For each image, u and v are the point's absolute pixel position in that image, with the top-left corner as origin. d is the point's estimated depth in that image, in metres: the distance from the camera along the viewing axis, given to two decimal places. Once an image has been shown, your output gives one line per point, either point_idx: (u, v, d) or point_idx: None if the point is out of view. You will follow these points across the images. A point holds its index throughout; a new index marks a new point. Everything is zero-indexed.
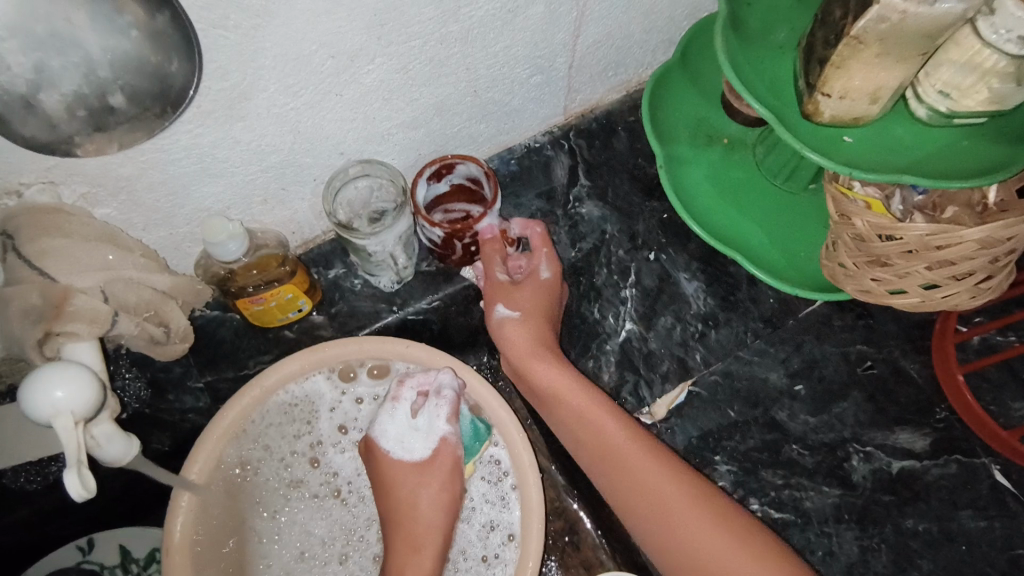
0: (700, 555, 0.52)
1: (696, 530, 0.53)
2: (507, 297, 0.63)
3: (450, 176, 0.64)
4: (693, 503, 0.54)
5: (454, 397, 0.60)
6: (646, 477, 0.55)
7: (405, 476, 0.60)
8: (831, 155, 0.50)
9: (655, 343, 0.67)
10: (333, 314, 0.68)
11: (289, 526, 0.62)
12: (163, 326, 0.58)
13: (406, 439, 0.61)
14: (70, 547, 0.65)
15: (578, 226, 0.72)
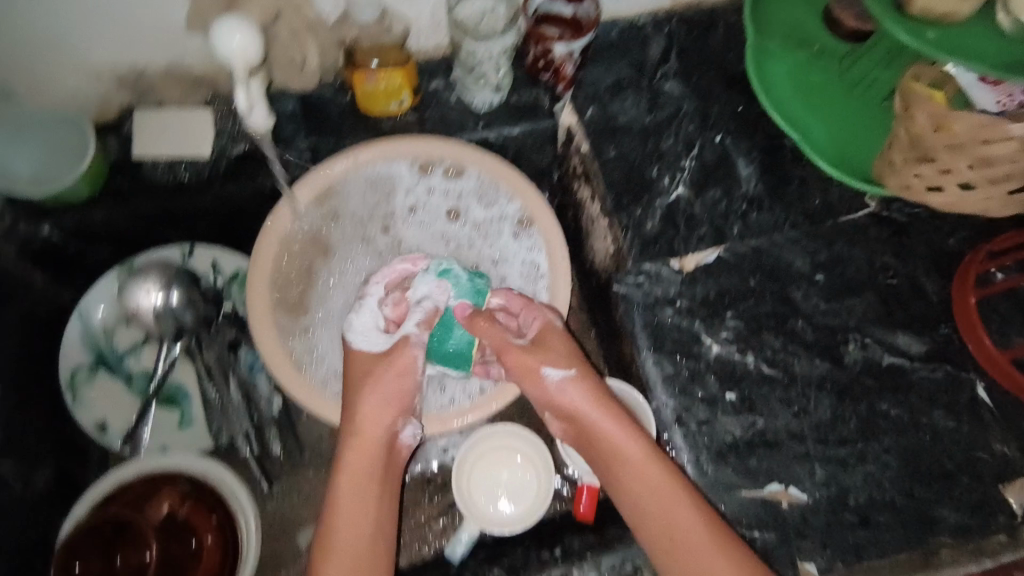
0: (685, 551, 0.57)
1: (649, 471, 0.61)
2: (544, 357, 0.64)
3: (578, 6, 0.73)
4: (650, 462, 0.61)
5: (434, 310, 0.64)
6: (619, 457, 0.63)
7: (372, 431, 0.64)
8: (916, 37, 0.54)
9: (699, 208, 0.73)
10: (425, 116, 0.76)
11: (346, 275, 0.70)
12: (301, 59, 0.70)
13: (370, 332, 0.65)
14: (174, 250, 0.74)
15: (658, 97, 0.79)
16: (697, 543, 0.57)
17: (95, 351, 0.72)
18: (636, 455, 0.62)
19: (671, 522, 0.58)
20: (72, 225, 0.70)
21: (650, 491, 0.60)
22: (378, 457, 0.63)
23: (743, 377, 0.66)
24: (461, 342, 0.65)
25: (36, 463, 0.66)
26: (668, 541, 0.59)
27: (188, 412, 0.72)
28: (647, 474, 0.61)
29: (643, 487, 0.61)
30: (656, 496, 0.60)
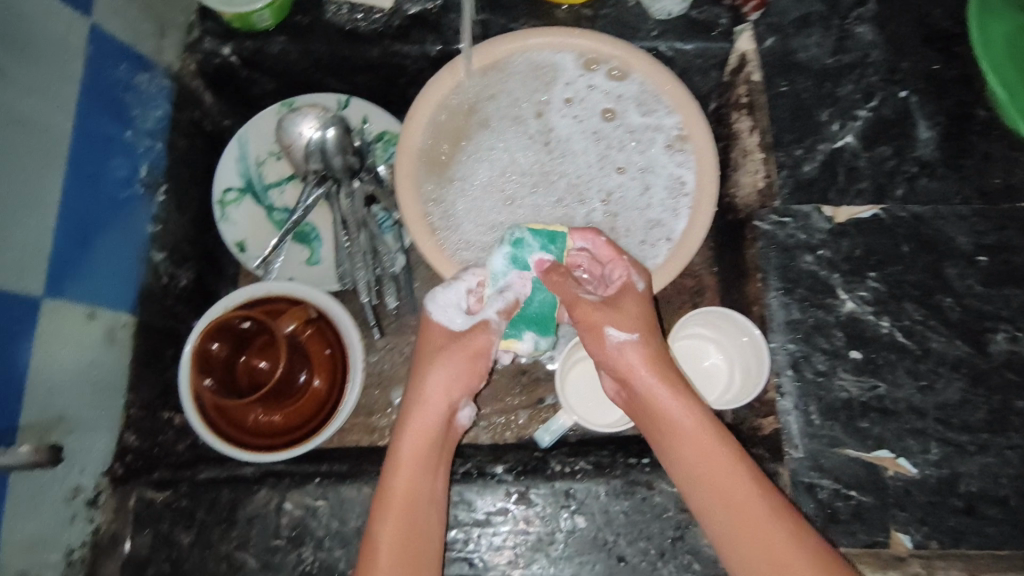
0: (751, 543, 0.52)
1: (715, 470, 0.54)
2: (615, 320, 0.56)
3: None
4: (713, 443, 0.55)
5: (515, 300, 0.57)
6: (686, 444, 0.55)
7: (433, 396, 0.58)
8: None
9: (864, 163, 0.69)
10: (599, 15, 0.76)
11: (493, 151, 0.70)
12: None
13: (451, 309, 0.59)
14: (331, 98, 0.78)
15: (846, 40, 0.73)
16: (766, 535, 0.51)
17: (246, 177, 0.77)
18: (705, 439, 0.55)
19: (760, 542, 0.51)
20: (249, 52, 0.73)
21: (715, 472, 0.54)
22: (441, 429, 0.58)
23: (872, 339, 0.64)
24: (544, 304, 0.58)
25: (182, 264, 0.72)
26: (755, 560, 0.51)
27: (318, 252, 0.78)
28: (717, 466, 0.54)
29: (704, 470, 0.55)
30: (720, 487, 0.54)
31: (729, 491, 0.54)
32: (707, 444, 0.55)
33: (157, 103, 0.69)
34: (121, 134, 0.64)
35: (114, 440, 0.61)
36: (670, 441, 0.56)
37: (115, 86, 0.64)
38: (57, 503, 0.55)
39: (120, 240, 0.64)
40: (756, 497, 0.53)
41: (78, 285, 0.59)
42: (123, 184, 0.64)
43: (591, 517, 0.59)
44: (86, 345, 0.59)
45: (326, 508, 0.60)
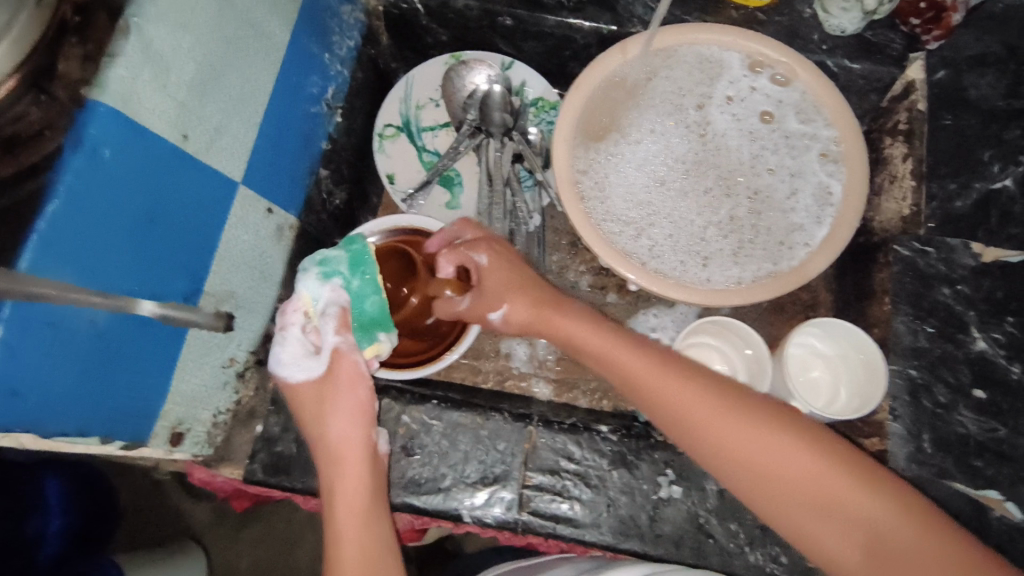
0: (800, 488, 0.47)
1: (711, 421, 0.51)
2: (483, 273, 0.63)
3: None
4: (715, 405, 0.51)
5: (341, 310, 0.58)
6: (673, 409, 0.52)
7: (309, 395, 0.56)
8: None
9: (1019, 210, 0.68)
10: (775, 20, 0.77)
11: (650, 133, 0.73)
12: None
13: (301, 358, 0.56)
14: (495, 60, 0.81)
15: (1020, 86, 0.73)
16: (811, 472, 0.47)
17: (406, 116, 0.83)
18: (713, 407, 0.51)
19: (797, 483, 0.47)
20: (436, 2, 0.77)
21: (736, 428, 0.50)
22: (367, 469, 0.55)
23: (1002, 380, 0.63)
24: (377, 297, 0.60)
25: (339, 185, 0.77)
26: (801, 512, 0.47)
27: (457, 198, 0.82)
28: (716, 420, 0.51)
29: (725, 433, 0.50)
30: (742, 442, 0.49)
31: (760, 444, 0.49)
32: (696, 398, 0.52)
33: (352, 34, 0.75)
34: (322, 54, 0.70)
35: (263, 324, 0.66)
36: (662, 414, 0.53)
37: (325, 11, 0.70)
38: (215, 367, 0.60)
39: (302, 149, 0.70)
40: (777, 440, 0.49)
41: (263, 180, 0.64)
42: (314, 100, 0.70)
43: (688, 491, 0.61)
44: (261, 235, 0.65)
45: (439, 427, 0.64)
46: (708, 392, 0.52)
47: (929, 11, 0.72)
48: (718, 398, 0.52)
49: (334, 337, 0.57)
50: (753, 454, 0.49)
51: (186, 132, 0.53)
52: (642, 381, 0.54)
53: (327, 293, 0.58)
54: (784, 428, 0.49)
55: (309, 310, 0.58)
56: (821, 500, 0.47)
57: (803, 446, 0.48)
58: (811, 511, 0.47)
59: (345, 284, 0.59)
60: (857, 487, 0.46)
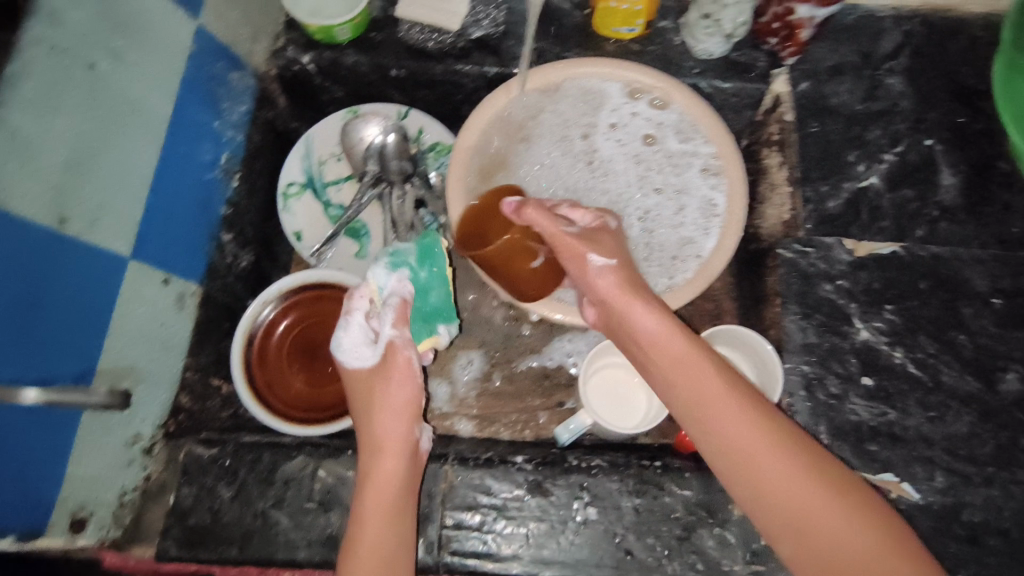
0: (762, 474, 0.52)
1: (753, 446, 0.53)
2: (598, 249, 0.63)
3: None
4: (717, 380, 0.56)
5: (402, 302, 0.60)
6: (721, 426, 0.54)
7: (365, 382, 0.59)
8: None
9: (887, 203, 0.73)
10: (648, 50, 0.82)
11: (540, 166, 0.77)
12: None
13: (359, 349, 0.58)
14: (392, 109, 0.83)
15: (876, 89, 0.78)
16: (776, 465, 0.51)
17: (308, 174, 0.84)
18: (710, 381, 0.56)
19: (820, 522, 0.49)
20: (327, 61, 0.80)
21: (726, 403, 0.55)
22: (405, 467, 0.57)
23: (886, 367, 0.67)
24: (440, 290, 0.64)
25: (244, 247, 0.78)
26: (819, 551, 0.49)
27: (366, 248, 0.85)
28: (756, 444, 0.53)
29: (715, 403, 0.55)
30: (727, 417, 0.54)
31: (739, 426, 0.54)
32: (742, 423, 0.54)
33: (243, 99, 0.76)
34: (211, 122, 0.71)
35: (171, 396, 0.67)
36: (680, 393, 0.57)
37: (211, 80, 0.71)
38: (117, 446, 0.61)
39: (198, 217, 0.70)
40: (756, 430, 0.53)
41: (158, 253, 0.65)
42: (207, 167, 0.71)
43: (603, 511, 0.63)
44: (158, 308, 0.65)
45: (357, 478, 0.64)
46: (761, 418, 0.54)
47: (782, 30, 0.76)
48: (723, 375, 0.56)
49: (388, 327, 0.59)
50: (785, 486, 0.51)
51: (65, 215, 0.54)
52: (653, 349, 0.59)
53: (394, 282, 0.61)
54: (827, 474, 0.51)
55: (373, 296, 0.60)
56: (834, 548, 0.48)
57: (836, 491, 0.50)
58: (825, 556, 0.48)
59: (411, 275, 0.62)
60: (878, 541, 0.47)
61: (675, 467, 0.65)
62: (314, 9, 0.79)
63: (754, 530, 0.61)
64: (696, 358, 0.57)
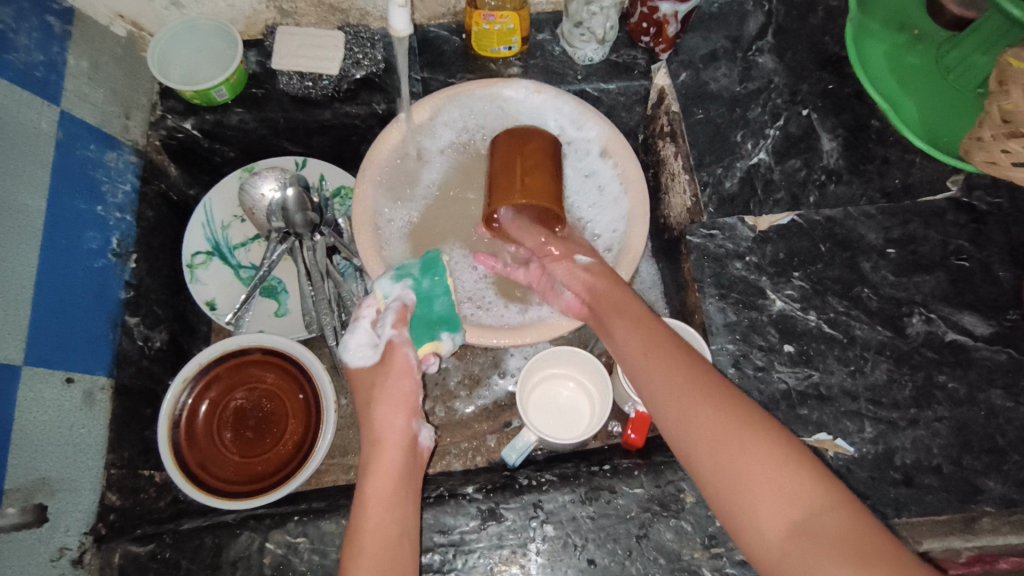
0: (698, 418, 0.53)
1: (692, 390, 0.55)
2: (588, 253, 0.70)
3: None
4: (666, 338, 0.60)
5: (403, 306, 0.65)
6: (666, 371, 0.57)
7: (366, 379, 0.64)
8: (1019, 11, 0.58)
9: (778, 175, 0.76)
10: (530, 64, 0.84)
11: (442, 180, 0.77)
12: None
13: (361, 347, 0.64)
14: (289, 159, 0.85)
15: (750, 70, 0.81)
16: (715, 409, 0.53)
17: (213, 240, 0.82)
18: (658, 340, 0.60)
19: (745, 457, 0.50)
20: (210, 124, 0.78)
21: (668, 352, 0.58)
22: (405, 456, 0.59)
23: (802, 331, 0.69)
24: (442, 296, 0.67)
25: (156, 326, 0.75)
26: (741, 485, 0.50)
27: (285, 304, 0.83)
28: (693, 389, 0.55)
29: (660, 352, 0.59)
30: (671, 366, 0.57)
31: (680, 374, 0.56)
32: (688, 372, 0.56)
33: (125, 179, 0.74)
34: (92, 209, 0.70)
35: (95, 499, 0.64)
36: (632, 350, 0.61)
37: (84, 165, 0.69)
38: (43, 563, 0.58)
39: (95, 306, 0.68)
40: (696, 378, 0.56)
41: (55, 354, 0.62)
42: (96, 254, 0.69)
43: (559, 525, 0.63)
44: (64, 410, 0.63)
45: (307, 543, 0.61)
46: (708, 371, 0.56)
47: (651, 28, 0.80)
48: (669, 337, 0.60)
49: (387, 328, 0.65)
50: (715, 429, 0.52)
51: None
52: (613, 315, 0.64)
53: (398, 291, 0.66)
54: (763, 421, 0.52)
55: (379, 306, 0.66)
56: (754, 480, 0.49)
57: (769, 433, 0.51)
58: (747, 488, 0.49)
59: (414, 285, 0.67)
60: (799, 477, 0.48)
61: (624, 467, 0.65)
62: (187, 72, 0.78)
63: (707, 515, 0.62)
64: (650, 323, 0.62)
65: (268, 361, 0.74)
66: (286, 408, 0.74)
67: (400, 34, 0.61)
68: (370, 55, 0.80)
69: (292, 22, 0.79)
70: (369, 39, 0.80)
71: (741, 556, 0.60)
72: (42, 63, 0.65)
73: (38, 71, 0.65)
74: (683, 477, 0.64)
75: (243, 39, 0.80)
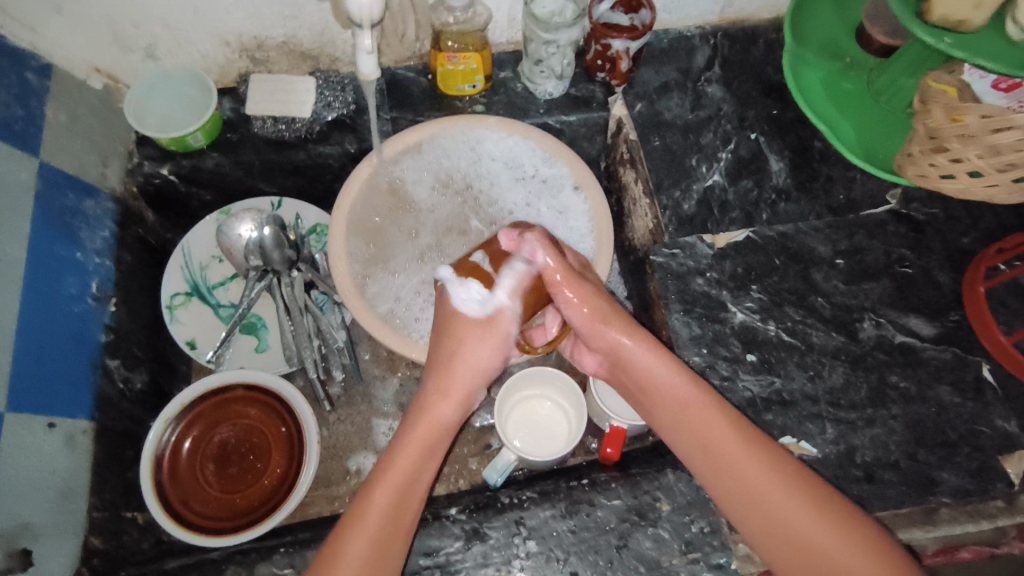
0: (786, 524, 0.55)
1: (774, 491, 0.56)
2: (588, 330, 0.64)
3: (635, 14, 0.83)
4: (727, 425, 0.59)
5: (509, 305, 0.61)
6: (742, 476, 0.58)
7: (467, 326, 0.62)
8: (939, 38, 0.64)
9: (732, 195, 0.80)
10: (494, 101, 0.88)
11: (422, 216, 0.80)
12: (400, 36, 0.83)
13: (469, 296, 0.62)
14: (264, 200, 0.87)
15: (700, 99, 0.86)
16: (802, 516, 0.55)
17: (192, 281, 0.84)
18: (723, 439, 0.59)
19: (772, 498, 0.56)
20: (186, 169, 0.81)
21: (743, 450, 0.58)
22: (454, 414, 0.62)
23: (763, 340, 0.73)
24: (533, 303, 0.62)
25: (136, 368, 0.76)
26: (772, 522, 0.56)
27: (265, 339, 0.84)
28: (727, 439, 0.59)
29: (734, 452, 0.58)
30: (745, 474, 0.58)
31: (758, 475, 0.57)
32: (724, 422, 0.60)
33: (103, 224, 0.76)
34: (71, 255, 0.71)
35: (79, 543, 0.64)
36: (701, 451, 0.60)
37: (63, 213, 0.71)
38: None
39: (75, 350, 0.69)
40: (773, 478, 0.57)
41: (37, 400, 0.63)
42: (75, 299, 0.70)
43: (542, 541, 0.64)
44: (45, 455, 0.63)
45: (294, 574, 0.62)
46: (788, 466, 0.58)
47: (606, 64, 0.85)
48: (743, 431, 0.60)
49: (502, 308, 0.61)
50: (802, 535, 0.54)
51: None
52: (672, 403, 0.62)
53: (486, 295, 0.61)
54: (818, 495, 0.56)
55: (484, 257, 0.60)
56: (820, 561, 0.53)
57: (834, 516, 0.54)
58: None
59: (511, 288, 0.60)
60: (827, 520, 0.54)
61: (601, 480, 0.68)
62: (163, 121, 0.81)
63: (683, 521, 0.65)
64: (709, 409, 0.60)
65: (250, 397, 0.75)
66: (269, 442, 0.75)
67: (369, 77, 0.66)
68: (340, 97, 0.83)
69: (264, 68, 0.82)
70: (340, 82, 0.84)
71: (716, 559, 0.63)
72: (21, 117, 0.67)
73: (17, 124, 0.67)
74: (659, 487, 0.66)
75: (218, 87, 0.83)
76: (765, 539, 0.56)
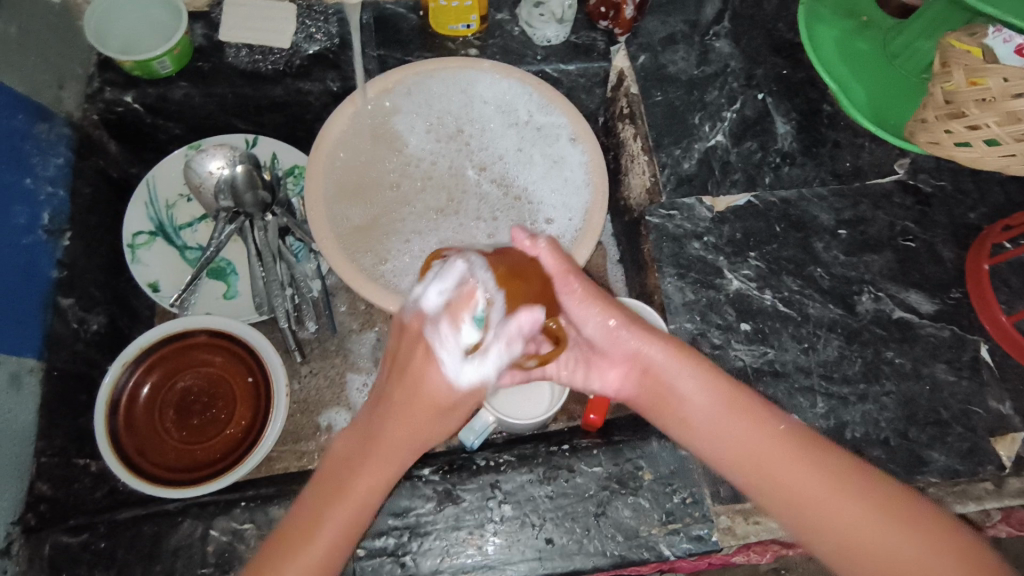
0: (834, 518, 0.48)
1: (810, 479, 0.50)
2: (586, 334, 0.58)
3: None
4: (735, 410, 0.53)
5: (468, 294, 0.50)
6: (779, 474, 0.51)
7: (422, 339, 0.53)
8: None
9: (735, 157, 0.76)
10: (488, 43, 0.83)
11: (409, 159, 0.75)
12: None
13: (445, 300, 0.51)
14: (239, 137, 0.81)
15: (707, 54, 0.81)
16: (840, 501, 0.49)
17: (156, 220, 0.78)
18: (735, 418, 0.53)
19: (822, 506, 0.49)
20: (152, 98, 0.75)
21: (766, 433, 0.52)
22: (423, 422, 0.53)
23: (759, 309, 0.70)
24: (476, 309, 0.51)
25: (92, 308, 0.71)
26: (828, 533, 0.48)
27: (234, 286, 0.80)
28: (754, 435, 0.52)
29: (754, 438, 0.52)
30: (769, 464, 0.51)
31: (792, 469, 0.50)
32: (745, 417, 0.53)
33: (58, 151, 0.70)
34: (20, 182, 0.65)
35: (23, 488, 0.61)
36: (718, 448, 0.54)
37: (10, 136, 0.65)
38: None
39: (23, 284, 0.64)
40: (805, 469, 0.50)
41: None
42: (24, 230, 0.65)
43: (517, 505, 0.62)
44: None
45: (254, 530, 0.59)
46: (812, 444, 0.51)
47: (609, 11, 0.80)
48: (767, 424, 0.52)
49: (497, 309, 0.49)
50: (852, 524, 0.48)
51: None
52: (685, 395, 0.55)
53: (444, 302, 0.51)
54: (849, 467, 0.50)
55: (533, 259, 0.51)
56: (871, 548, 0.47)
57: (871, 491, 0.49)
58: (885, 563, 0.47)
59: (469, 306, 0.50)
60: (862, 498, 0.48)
61: (582, 446, 0.65)
62: (127, 43, 0.75)
63: (664, 492, 0.62)
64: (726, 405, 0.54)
65: (214, 343, 0.71)
66: (235, 392, 0.71)
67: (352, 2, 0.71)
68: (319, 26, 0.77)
69: None
70: (323, 13, 0.78)
71: (696, 531, 0.61)
72: None
73: None
74: (642, 455, 0.63)
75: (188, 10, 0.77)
76: (820, 540, 0.49)
